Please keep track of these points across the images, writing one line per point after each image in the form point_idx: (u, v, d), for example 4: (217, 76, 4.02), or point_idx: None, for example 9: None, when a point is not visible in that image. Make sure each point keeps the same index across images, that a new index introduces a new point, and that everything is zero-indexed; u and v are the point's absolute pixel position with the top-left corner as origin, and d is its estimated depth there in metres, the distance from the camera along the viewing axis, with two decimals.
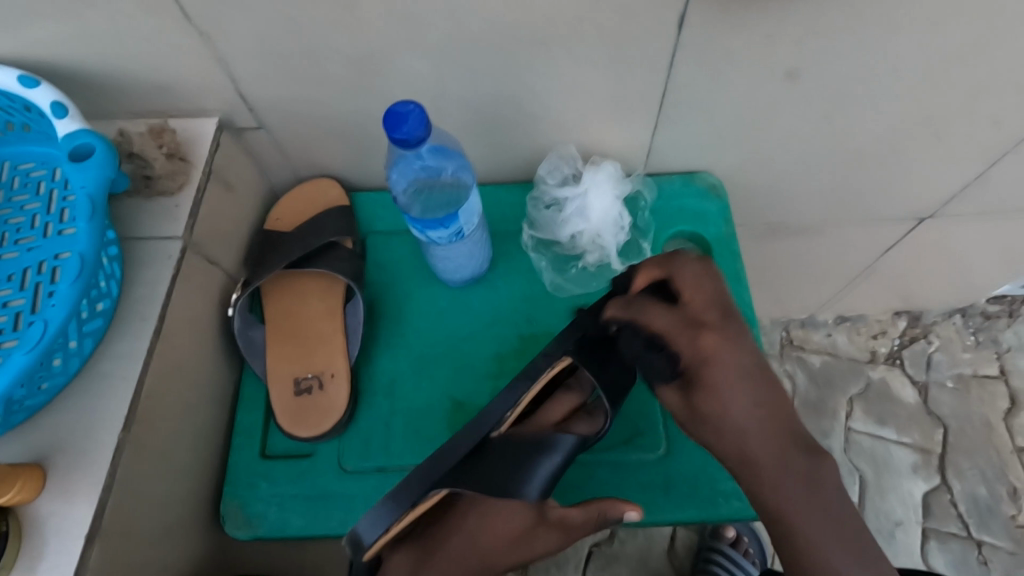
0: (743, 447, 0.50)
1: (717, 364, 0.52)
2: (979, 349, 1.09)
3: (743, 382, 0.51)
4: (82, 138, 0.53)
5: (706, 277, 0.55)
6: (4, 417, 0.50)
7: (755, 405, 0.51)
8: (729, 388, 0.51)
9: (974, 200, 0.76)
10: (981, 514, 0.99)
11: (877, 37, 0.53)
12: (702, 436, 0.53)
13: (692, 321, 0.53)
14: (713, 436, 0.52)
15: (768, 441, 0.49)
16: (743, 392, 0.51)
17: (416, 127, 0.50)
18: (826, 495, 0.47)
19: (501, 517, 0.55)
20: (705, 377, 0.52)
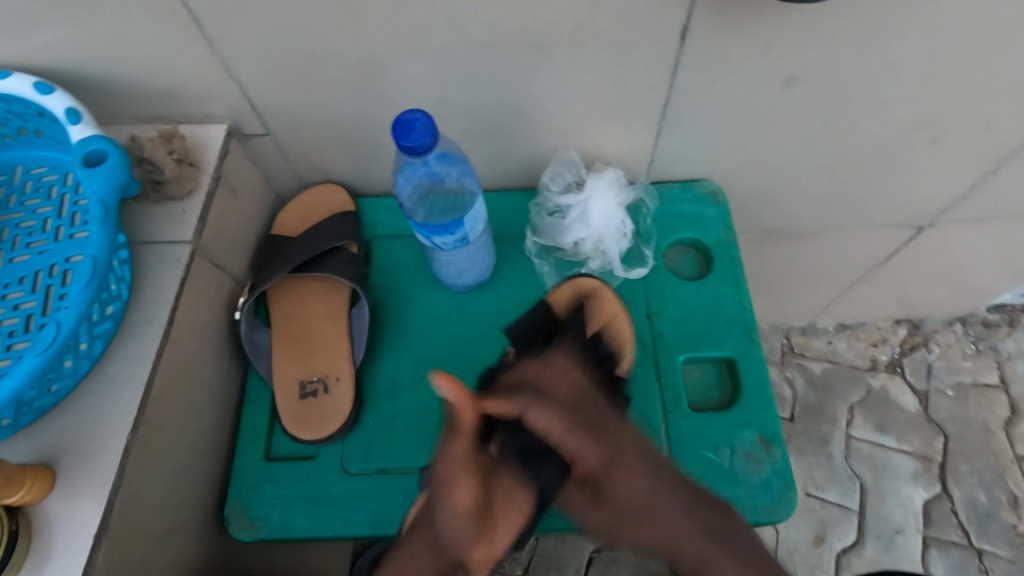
0: (668, 536, 0.50)
1: (620, 477, 0.49)
2: (978, 356, 1.10)
3: (654, 492, 0.50)
4: (94, 145, 0.54)
5: (561, 371, 0.53)
6: (14, 417, 0.50)
7: (649, 489, 0.50)
8: (636, 476, 0.49)
9: (973, 207, 0.77)
10: (981, 521, 0.99)
11: (874, 48, 0.54)
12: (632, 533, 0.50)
13: (578, 419, 0.50)
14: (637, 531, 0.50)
15: (673, 537, 0.50)
16: (653, 495, 0.49)
17: (422, 135, 0.51)
18: (721, 549, 0.50)
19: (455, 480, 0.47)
20: (613, 487, 0.50)
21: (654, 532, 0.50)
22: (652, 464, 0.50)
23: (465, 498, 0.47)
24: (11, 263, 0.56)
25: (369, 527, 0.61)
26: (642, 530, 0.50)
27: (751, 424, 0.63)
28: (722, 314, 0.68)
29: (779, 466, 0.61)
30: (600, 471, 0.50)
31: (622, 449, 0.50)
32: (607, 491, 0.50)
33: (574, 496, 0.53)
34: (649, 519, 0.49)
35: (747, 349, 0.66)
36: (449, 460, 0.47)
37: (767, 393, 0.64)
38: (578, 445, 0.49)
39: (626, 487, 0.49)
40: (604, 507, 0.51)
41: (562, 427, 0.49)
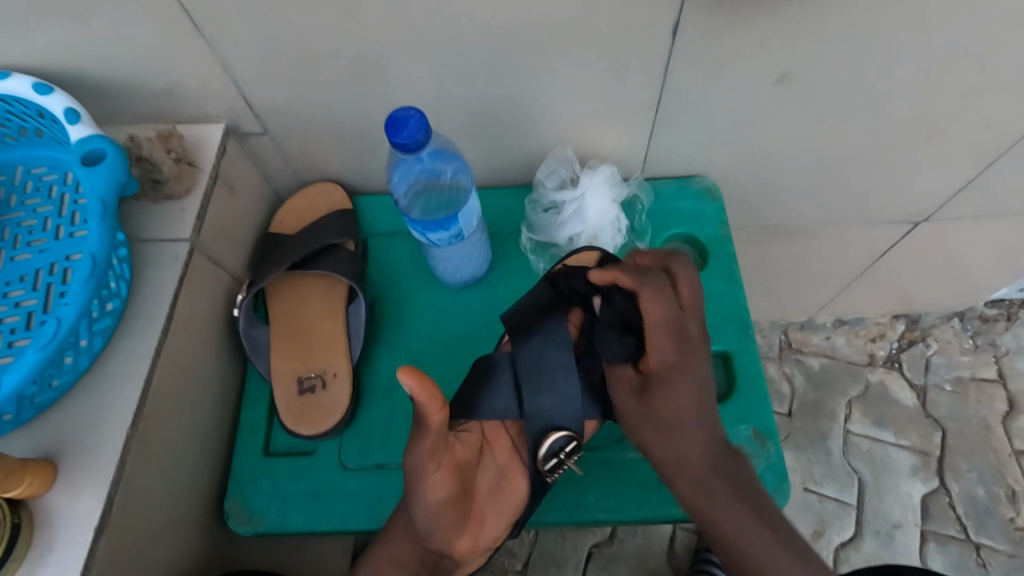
0: (682, 450, 0.53)
1: (677, 377, 0.55)
2: (977, 352, 1.10)
3: (694, 395, 0.54)
4: (93, 143, 0.55)
5: (684, 282, 0.58)
6: (16, 412, 0.51)
7: (695, 404, 0.54)
8: (685, 389, 0.54)
9: (968, 202, 0.77)
10: (980, 515, 0.99)
11: (863, 44, 0.55)
12: (650, 433, 0.55)
13: (678, 330, 0.56)
14: (658, 433, 0.54)
15: (687, 452, 0.53)
16: (695, 406, 0.54)
17: (415, 131, 0.51)
18: (719, 489, 0.52)
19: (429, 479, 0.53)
20: (663, 382, 0.55)
21: (685, 442, 0.53)
22: (699, 386, 0.55)
23: (438, 494, 0.53)
24: (12, 262, 0.57)
25: (365, 521, 0.61)
26: (663, 446, 0.54)
27: (745, 419, 0.63)
28: (717, 310, 0.68)
29: (772, 460, 0.62)
30: (660, 371, 0.56)
31: (687, 365, 0.55)
32: (657, 389, 0.55)
33: (626, 396, 0.57)
34: (675, 424, 0.54)
35: (742, 344, 0.66)
36: (417, 456, 0.52)
37: (761, 388, 0.65)
38: (657, 309, 0.56)
39: (673, 399, 0.54)
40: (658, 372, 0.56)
41: (660, 322, 0.56)
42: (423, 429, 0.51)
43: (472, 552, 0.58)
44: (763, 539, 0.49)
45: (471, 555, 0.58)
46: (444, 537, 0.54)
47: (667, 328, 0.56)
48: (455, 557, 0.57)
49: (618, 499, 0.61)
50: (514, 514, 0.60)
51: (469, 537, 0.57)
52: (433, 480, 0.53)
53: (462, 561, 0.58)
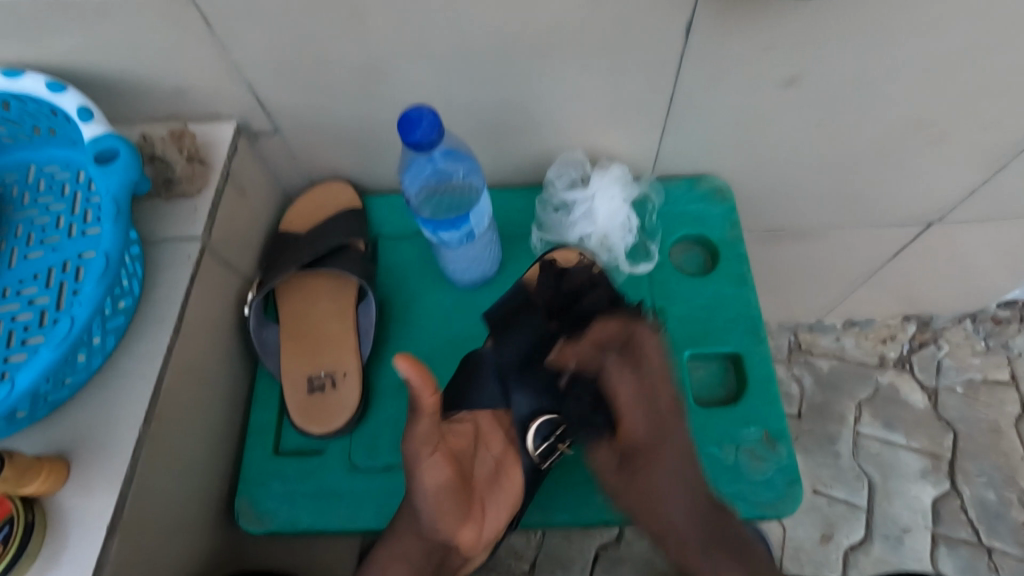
0: (663, 526, 0.54)
1: (654, 461, 0.54)
2: (988, 355, 1.09)
3: (683, 486, 0.54)
4: (107, 142, 0.55)
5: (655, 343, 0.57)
6: (29, 409, 0.52)
7: (687, 506, 0.53)
8: (667, 465, 0.54)
9: (981, 205, 0.77)
10: (990, 520, 0.98)
11: (878, 46, 0.54)
12: (631, 506, 0.56)
13: (654, 402, 0.55)
14: (644, 505, 0.55)
15: (668, 515, 0.54)
16: (676, 483, 0.54)
17: (429, 131, 0.51)
18: (708, 554, 0.52)
19: (426, 470, 0.51)
20: (642, 463, 0.55)
21: (670, 510, 0.54)
22: (682, 451, 0.54)
23: (435, 479, 0.52)
24: (25, 260, 0.57)
25: (374, 521, 0.61)
26: (646, 514, 0.55)
27: (755, 421, 0.63)
28: (727, 311, 0.68)
29: (784, 462, 0.61)
30: (642, 446, 0.55)
31: (664, 432, 0.55)
32: (638, 469, 0.55)
33: (603, 454, 0.58)
34: (661, 498, 0.54)
35: (752, 346, 0.66)
36: (412, 442, 0.51)
37: (772, 390, 0.64)
38: (642, 428, 0.55)
39: (655, 476, 0.54)
40: (642, 458, 0.55)
41: (630, 399, 0.55)
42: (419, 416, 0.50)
43: (475, 543, 0.58)
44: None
45: (475, 547, 0.58)
46: (447, 525, 0.54)
47: (655, 386, 0.56)
48: (460, 548, 0.57)
49: None
50: (515, 504, 0.60)
51: (472, 528, 0.57)
52: (430, 465, 0.51)
53: (468, 552, 0.58)
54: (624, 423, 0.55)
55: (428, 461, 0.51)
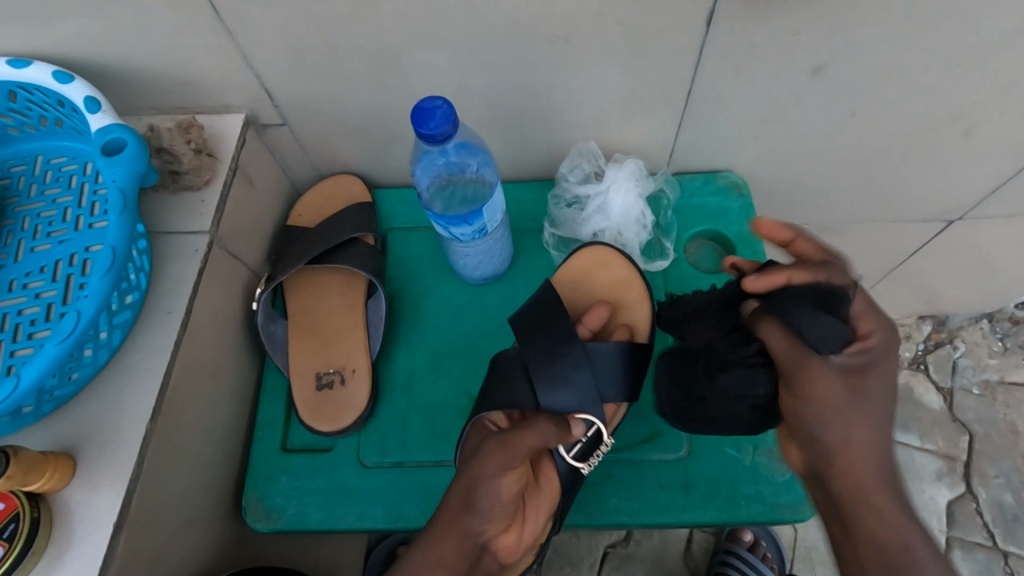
0: (871, 467, 0.45)
1: (884, 382, 0.47)
2: (1007, 355, 1.07)
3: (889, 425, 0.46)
4: (114, 132, 0.54)
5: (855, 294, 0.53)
6: (35, 406, 0.51)
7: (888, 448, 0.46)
8: (885, 393, 0.46)
9: (1004, 201, 0.75)
10: (1007, 523, 0.97)
11: (903, 37, 0.53)
12: (838, 423, 0.44)
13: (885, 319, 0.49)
14: (843, 434, 0.44)
15: (877, 456, 0.45)
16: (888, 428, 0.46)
17: (442, 122, 0.50)
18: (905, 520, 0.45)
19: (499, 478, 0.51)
20: (872, 376, 0.46)
21: (881, 434, 0.45)
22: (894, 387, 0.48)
23: (509, 487, 0.52)
24: (32, 252, 0.56)
25: (383, 520, 0.61)
26: (865, 433, 0.45)
27: None
28: None
29: None
30: (873, 360, 0.47)
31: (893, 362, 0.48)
32: (868, 381, 0.46)
33: (825, 381, 0.45)
34: (882, 437, 0.45)
35: None
36: (499, 451, 0.52)
37: None
38: (883, 334, 0.48)
39: (880, 389, 0.46)
40: (879, 385, 0.46)
41: (865, 309, 0.49)
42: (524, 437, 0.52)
43: (515, 549, 0.54)
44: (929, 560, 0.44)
45: (516, 552, 0.54)
46: (494, 524, 0.52)
47: (880, 327, 0.48)
48: (498, 553, 0.54)
49: (641, 501, 0.60)
50: (553, 509, 0.57)
51: (515, 534, 0.54)
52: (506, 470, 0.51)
53: (507, 559, 0.54)
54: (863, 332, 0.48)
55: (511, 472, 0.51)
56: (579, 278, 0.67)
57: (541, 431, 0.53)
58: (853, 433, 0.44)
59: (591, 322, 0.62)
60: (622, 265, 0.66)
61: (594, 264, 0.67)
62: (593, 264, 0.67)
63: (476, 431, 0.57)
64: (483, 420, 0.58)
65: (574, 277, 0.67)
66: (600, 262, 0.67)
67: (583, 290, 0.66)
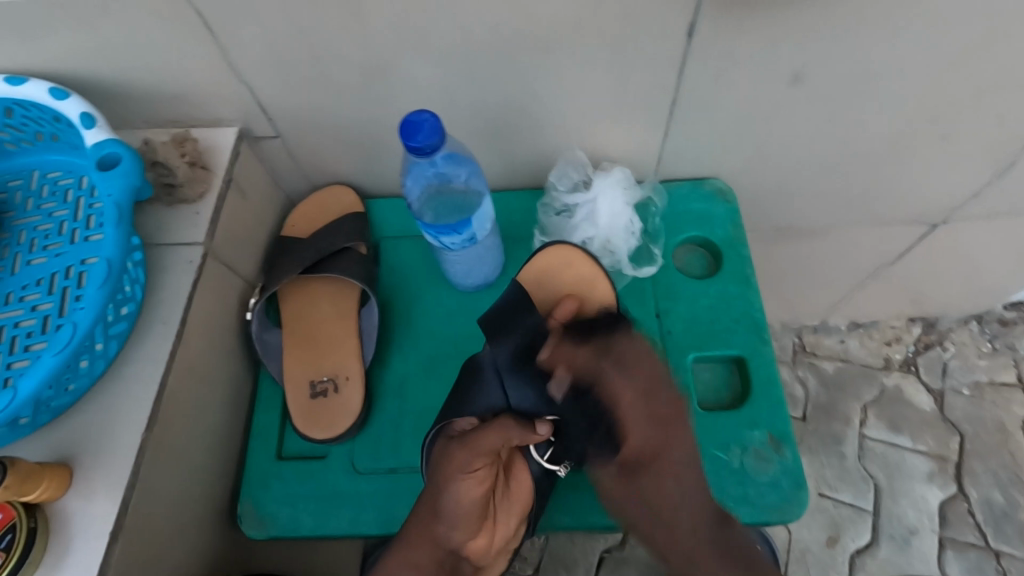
0: (673, 535, 0.55)
1: (662, 461, 0.55)
2: (995, 355, 1.08)
3: (682, 484, 0.55)
4: (109, 148, 0.55)
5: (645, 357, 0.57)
6: (32, 416, 0.51)
7: (693, 508, 0.55)
8: (669, 478, 0.55)
9: (987, 202, 0.76)
10: (998, 521, 0.98)
11: (880, 44, 0.54)
12: (643, 486, 0.55)
13: (644, 396, 0.55)
14: (645, 498, 0.55)
15: (686, 508, 0.55)
16: (686, 491, 0.55)
17: (430, 135, 0.51)
18: (734, 534, 0.55)
19: (465, 483, 0.54)
20: (648, 479, 0.55)
21: (679, 522, 0.55)
22: (686, 463, 0.55)
23: (472, 491, 0.54)
24: (28, 266, 0.57)
25: (378, 526, 0.61)
26: (666, 540, 0.55)
27: (760, 423, 0.63)
28: (731, 312, 0.68)
29: (789, 466, 0.61)
30: (642, 459, 0.55)
31: (679, 442, 0.56)
32: (643, 476, 0.55)
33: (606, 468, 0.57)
34: (669, 500, 0.55)
35: (757, 348, 0.66)
36: (464, 451, 0.54)
37: (777, 393, 0.64)
38: (641, 436, 0.55)
39: (665, 489, 0.55)
40: (640, 449, 0.55)
41: (628, 400, 0.55)
42: (485, 437, 0.54)
43: (485, 551, 0.59)
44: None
45: (485, 554, 0.59)
46: (462, 534, 0.56)
47: (631, 407, 0.55)
48: (470, 556, 0.58)
49: None
50: (525, 510, 0.60)
51: (483, 536, 0.58)
52: (470, 479, 0.54)
53: (479, 561, 0.59)
54: (626, 452, 0.56)
55: (474, 473, 0.54)
56: (543, 277, 0.65)
57: (504, 427, 0.55)
58: (685, 523, 0.54)
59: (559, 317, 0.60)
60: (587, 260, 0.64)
61: (558, 262, 0.65)
62: (558, 261, 0.65)
63: (443, 435, 0.58)
64: (451, 425, 0.58)
65: (541, 276, 0.65)
66: (567, 260, 0.64)
67: (549, 288, 0.65)
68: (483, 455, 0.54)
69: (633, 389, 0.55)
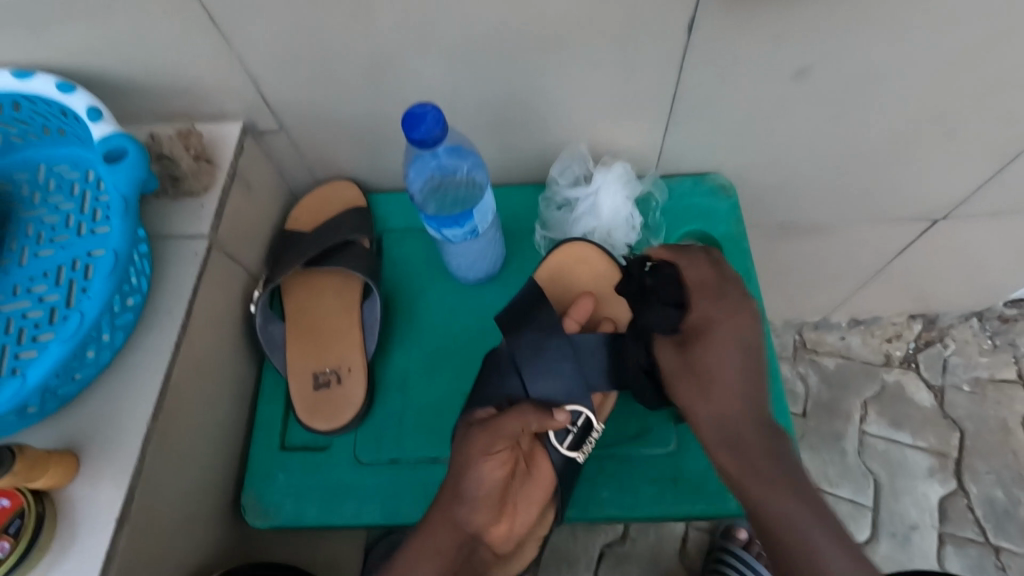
0: (719, 420, 0.53)
1: (713, 348, 0.53)
2: (995, 352, 1.08)
3: (740, 377, 0.53)
4: (115, 140, 0.55)
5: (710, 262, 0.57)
6: (40, 405, 0.52)
7: (741, 396, 0.53)
8: (723, 347, 0.53)
9: (988, 199, 0.76)
10: (998, 518, 0.98)
11: (879, 40, 0.54)
12: (698, 361, 0.54)
13: (717, 287, 0.55)
14: (700, 351, 0.54)
15: (735, 409, 0.53)
16: (738, 377, 0.53)
17: (432, 127, 0.52)
18: (787, 456, 0.52)
19: (486, 466, 0.53)
20: (699, 359, 0.54)
21: (727, 408, 0.53)
22: (747, 346, 0.54)
23: (493, 473, 0.54)
24: (36, 258, 0.58)
25: (380, 517, 0.62)
26: (700, 403, 0.54)
27: None
28: None
29: None
30: (699, 332, 0.54)
31: (743, 327, 0.54)
32: (697, 351, 0.54)
33: (665, 346, 0.56)
34: (730, 393, 0.53)
35: None
36: (484, 434, 0.54)
37: (776, 386, 0.64)
38: (699, 309, 0.54)
39: (711, 356, 0.53)
40: (699, 316, 0.54)
41: (694, 283, 0.55)
42: (505, 421, 0.55)
43: (507, 539, 0.58)
44: (784, 497, 0.49)
45: (507, 542, 0.58)
46: (483, 518, 0.55)
47: (698, 299, 0.55)
48: (491, 543, 0.57)
49: (631, 496, 0.61)
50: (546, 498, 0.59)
51: (505, 523, 0.57)
52: (491, 461, 0.54)
53: (500, 549, 0.58)
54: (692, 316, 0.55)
55: (495, 456, 0.54)
56: (557, 277, 0.68)
57: (522, 412, 0.55)
58: (724, 418, 0.53)
59: (575, 315, 0.64)
60: (602, 257, 0.68)
61: (572, 259, 0.68)
62: (572, 258, 0.68)
63: (464, 422, 0.58)
64: (471, 414, 0.58)
65: (555, 271, 0.68)
66: (579, 257, 0.68)
67: (565, 284, 0.68)
68: (505, 438, 0.54)
69: (703, 269, 0.55)
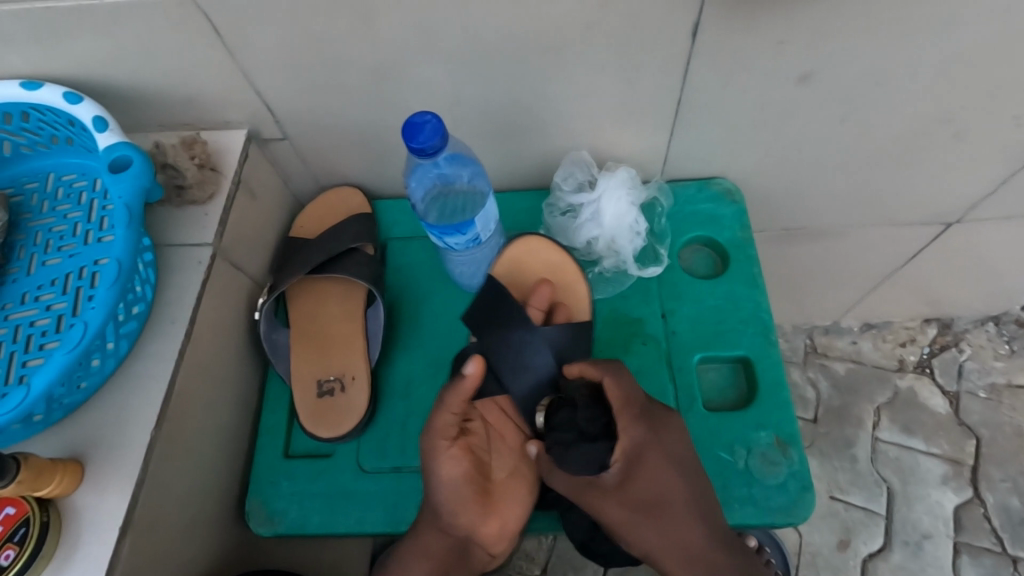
0: (673, 552, 0.55)
1: (649, 474, 0.55)
2: (1012, 358, 1.06)
3: (685, 505, 0.55)
4: (120, 150, 0.56)
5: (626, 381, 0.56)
6: (46, 413, 0.53)
7: (692, 520, 0.54)
8: (661, 470, 0.55)
9: (1003, 203, 0.75)
10: (1015, 527, 0.96)
11: (887, 44, 0.54)
12: (641, 492, 0.55)
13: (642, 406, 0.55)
14: (648, 484, 0.55)
15: (684, 536, 0.54)
16: (684, 508, 0.54)
17: (431, 137, 0.52)
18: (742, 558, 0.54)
19: (442, 468, 0.55)
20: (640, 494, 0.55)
21: (673, 530, 0.54)
22: (682, 459, 0.55)
23: (451, 471, 0.55)
24: (43, 266, 0.59)
25: (383, 524, 0.62)
26: (654, 536, 0.55)
27: (767, 425, 0.63)
28: (738, 313, 0.67)
29: (796, 468, 0.60)
30: (635, 459, 0.55)
31: (674, 445, 0.55)
32: (637, 481, 0.55)
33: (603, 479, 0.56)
34: (676, 519, 0.54)
35: (764, 349, 0.66)
36: (429, 435, 0.55)
37: (783, 394, 0.64)
38: (636, 435, 0.54)
39: (653, 480, 0.55)
40: (631, 444, 0.55)
41: (622, 407, 0.55)
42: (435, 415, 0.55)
43: (500, 536, 0.58)
44: None
45: (500, 540, 0.58)
46: (468, 518, 0.56)
47: (625, 421, 0.54)
48: (484, 542, 0.58)
49: None
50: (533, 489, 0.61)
51: (497, 521, 0.58)
52: (448, 458, 0.55)
53: (495, 548, 0.59)
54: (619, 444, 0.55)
55: (446, 454, 0.55)
56: (509, 271, 0.68)
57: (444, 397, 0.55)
58: (676, 542, 0.54)
59: (537, 303, 0.64)
60: (548, 244, 0.68)
61: (521, 254, 0.68)
62: (522, 252, 0.68)
63: None
64: None
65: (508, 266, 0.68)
66: (529, 250, 0.68)
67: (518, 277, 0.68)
68: (446, 433, 0.55)
69: (631, 390, 0.55)
